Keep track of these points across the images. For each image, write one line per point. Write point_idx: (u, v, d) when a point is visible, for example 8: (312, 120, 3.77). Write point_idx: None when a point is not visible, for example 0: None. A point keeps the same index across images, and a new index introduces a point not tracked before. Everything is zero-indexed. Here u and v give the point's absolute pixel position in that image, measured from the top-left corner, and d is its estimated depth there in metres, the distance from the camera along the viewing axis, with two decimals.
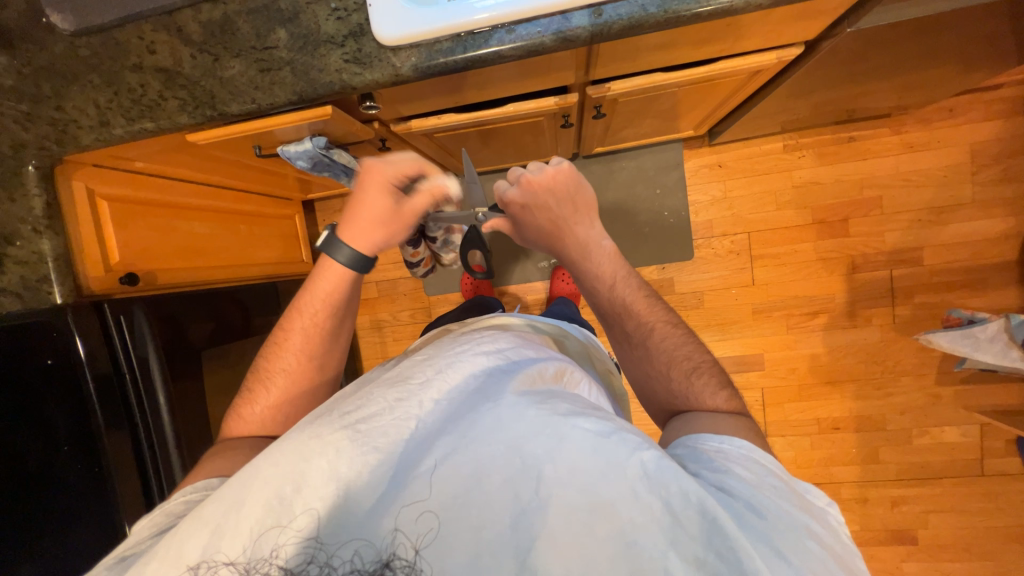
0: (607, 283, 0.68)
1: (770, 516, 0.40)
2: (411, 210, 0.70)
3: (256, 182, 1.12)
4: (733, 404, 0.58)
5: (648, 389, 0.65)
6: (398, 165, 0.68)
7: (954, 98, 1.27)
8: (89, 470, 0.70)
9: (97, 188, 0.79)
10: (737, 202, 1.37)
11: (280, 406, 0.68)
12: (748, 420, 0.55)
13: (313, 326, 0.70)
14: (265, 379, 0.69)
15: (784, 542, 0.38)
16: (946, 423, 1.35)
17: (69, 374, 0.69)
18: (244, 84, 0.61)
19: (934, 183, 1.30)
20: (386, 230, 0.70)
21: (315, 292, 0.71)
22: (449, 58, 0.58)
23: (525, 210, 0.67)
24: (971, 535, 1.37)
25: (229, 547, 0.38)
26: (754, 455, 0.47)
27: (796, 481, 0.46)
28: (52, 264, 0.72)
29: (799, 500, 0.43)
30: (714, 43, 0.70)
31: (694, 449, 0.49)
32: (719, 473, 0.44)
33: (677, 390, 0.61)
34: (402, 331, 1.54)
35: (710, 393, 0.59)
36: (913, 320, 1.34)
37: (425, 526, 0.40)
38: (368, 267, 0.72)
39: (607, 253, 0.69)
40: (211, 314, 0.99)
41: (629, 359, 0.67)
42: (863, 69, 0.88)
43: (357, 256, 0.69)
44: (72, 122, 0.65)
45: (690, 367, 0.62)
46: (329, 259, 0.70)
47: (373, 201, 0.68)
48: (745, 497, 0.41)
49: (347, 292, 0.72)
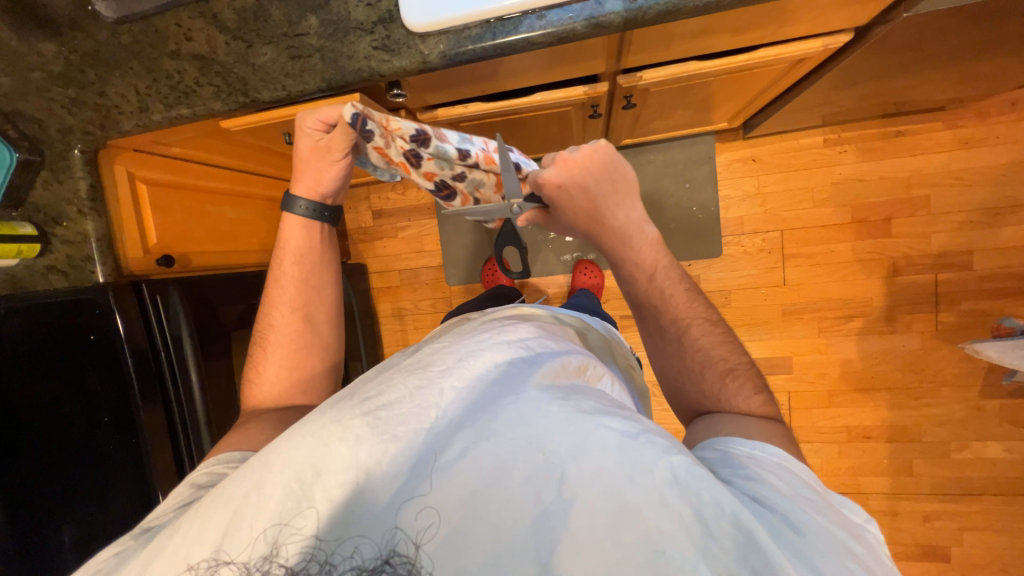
0: (646, 272, 0.67)
1: (810, 533, 0.38)
2: (336, 153, 0.66)
3: (285, 168, 1.14)
4: (766, 409, 0.57)
5: (679, 385, 0.64)
6: (317, 110, 0.63)
7: (1017, 91, 1.17)
8: (124, 441, 0.74)
9: (136, 171, 0.82)
10: (771, 198, 1.31)
11: (283, 367, 0.70)
12: (780, 425, 0.54)
13: (288, 279, 0.73)
14: (260, 339, 0.72)
15: (823, 563, 0.36)
16: (988, 437, 1.28)
17: (109, 349, 0.73)
18: (276, 71, 0.62)
19: (989, 182, 1.22)
20: (319, 170, 0.68)
21: (283, 248, 0.73)
22: (477, 45, 0.57)
23: (561, 191, 0.61)
24: (1010, 556, 1.29)
25: (240, 543, 0.39)
26: (789, 464, 0.45)
27: (832, 494, 0.44)
28: (95, 243, 0.75)
29: (837, 515, 0.41)
30: (755, 29, 0.67)
31: (725, 453, 0.47)
32: (752, 481, 0.42)
33: (709, 390, 0.60)
34: (423, 320, 1.55)
35: (743, 395, 0.58)
36: (959, 328, 1.26)
37: (428, 521, 0.40)
38: (329, 214, 0.73)
39: (649, 240, 0.67)
40: (240, 297, 1.02)
41: (660, 353, 0.66)
42: (916, 59, 0.82)
43: (312, 204, 0.71)
44: (115, 107, 0.67)
45: (725, 369, 0.60)
46: (287, 216, 0.72)
47: (302, 149, 0.66)
48: (781, 509, 0.40)
49: (309, 238, 0.73)
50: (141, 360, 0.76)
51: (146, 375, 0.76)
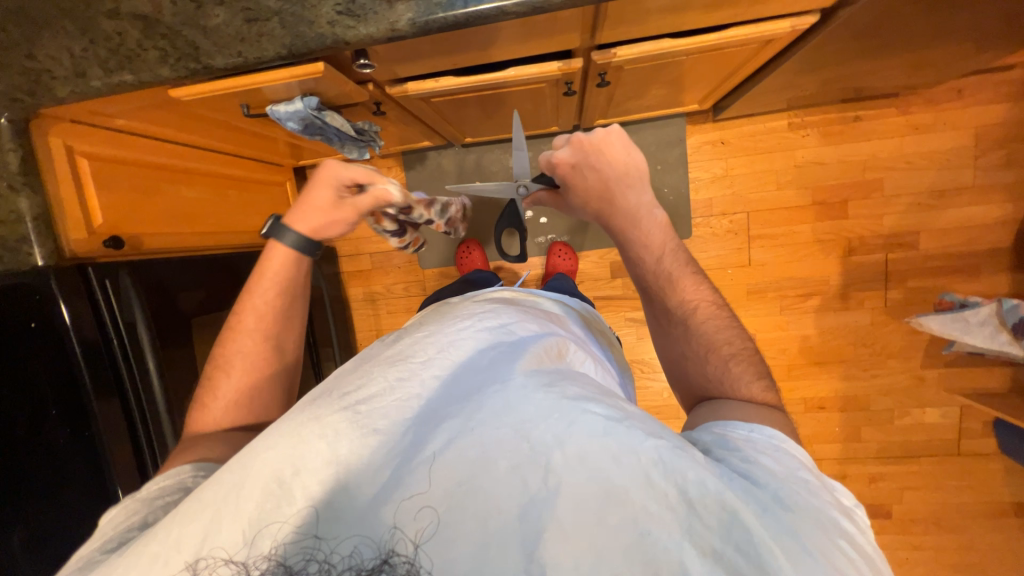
0: (655, 254, 0.69)
1: (799, 510, 0.40)
2: (352, 211, 0.70)
3: (245, 146, 1.08)
4: (768, 395, 0.58)
5: (682, 368, 0.65)
6: (349, 167, 0.68)
7: (962, 79, 1.24)
8: (76, 434, 0.70)
9: (76, 146, 0.75)
10: (738, 180, 1.35)
11: (245, 390, 0.66)
12: (782, 413, 0.55)
13: (265, 305, 0.70)
14: (223, 362, 0.67)
15: (811, 536, 0.38)
16: (928, 404, 1.39)
17: (56, 341, 0.68)
18: (230, 36, 0.58)
19: (935, 166, 1.29)
20: (327, 221, 0.71)
21: (263, 274, 0.71)
22: (449, 13, 0.54)
23: (574, 171, 0.69)
24: (943, 510, 1.42)
25: (228, 545, 0.38)
26: (785, 446, 0.47)
27: (825, 478, 0.46)
28: (31, 224, 0.69)
29: (829, 496, 0.43)
30: (726, 7, 0.68)
31: (722, 436, 0.49)
32: (746, 462, 0.44)
33: (713, 372, 0.61)
34: (395, 304, 1.53)
35: (746, 380, 0.59)
36: (906, 303, 1.35)
37: (424, 519, 0.39)
38: (314, 250, 0.74)
39: (657, 224, 0.69)
40: (200, 281, 0.96)
41: (665, 337, 0.68)
42: (875, 45, 0.85)
43: (301, 238, 0.71)
44: (46, 71, 0.61)
45: (729, 352, 0.62)
46: (274, 243, 0.71)
47: (314, 199, 0.69)
48: (771, 487, 0.41)
49: (295, 270, 0.72)
50: (91, 351, 0.72)
51: (97, 367, 0.73)
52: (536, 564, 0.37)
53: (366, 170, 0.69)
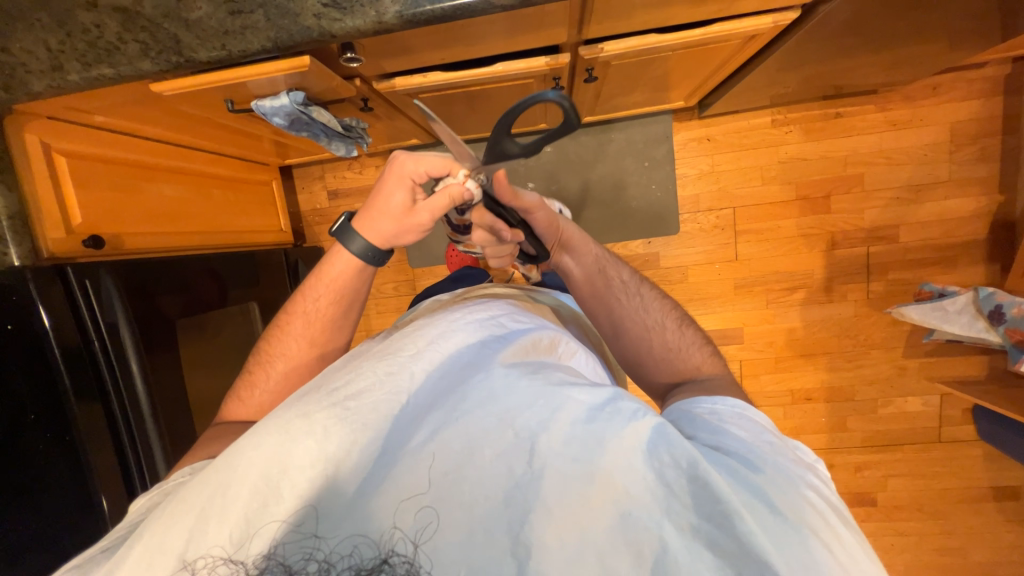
0: (593, 261, 0.76)
1: (768, 472, 0.41)
2: (423, 216, 0.61)
3: (228, 143, 1.06)
4: (711, 350, 0.69)
5: (652, 348, 0.69)
6: (422, 160, 0.59)
7: (937, 77, 1.28)
8: (58, 439, 0.67)
9: (52, 142, 0.74)
10: (724, 176, 1.37)
11: (275, 393, 0.69)
12: (720, 358, 0.68)
13: (317, 311, 0.69)
14: (266, 360, 0.70)
15: (780, 497, 0.39)
16: (910, 393, 1.42)
17: (33, 343, 0.66)
18: (213, 29, 0.57)
19: (913, 161, 1.33)
20: (399, 225, 0.63)
21: (322, 277, 0.68)
22: (435, 6, 0.54)
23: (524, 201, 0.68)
24: (925, 497, 1.46)
25: (225, 544, 0.37)
26: (746, 413, 0.50)
27: (787, 440, 0.48)
28: (5, 222, 0.68)
29: (792, 455, 0.45)
30: (710, 3, 0.69)
31: (689, 412, 0.51)
32: (718, 434, 0.46)
33: (673, 342, 0.69)
34: (385, 304, 1.51)
35: (698, 343, 0.70)
36: (887, 295, 1.38)
37: (421, 515, 0.38)
38: (381, 259, 0.68)
39: (582, 238, 0.77)
40: (186, 283, 0.92)
41: (625, 322, 0.71)
42: (852, 44, 0.87)
43: (371, 247, 0.65)
44: (21, 65, 0.59)
45: (678, 320, 0.72)
46: (341, 245, 0.66)
47: (389, 199, 0.62)
48: (742, 454, 0.43)
49: (353, 278, 0.68)
50: (71, 354, 0.70)
51: (79, 369, 0.71)
52: (523, 547, 0.38)
53: (442, 159, 0.59)
